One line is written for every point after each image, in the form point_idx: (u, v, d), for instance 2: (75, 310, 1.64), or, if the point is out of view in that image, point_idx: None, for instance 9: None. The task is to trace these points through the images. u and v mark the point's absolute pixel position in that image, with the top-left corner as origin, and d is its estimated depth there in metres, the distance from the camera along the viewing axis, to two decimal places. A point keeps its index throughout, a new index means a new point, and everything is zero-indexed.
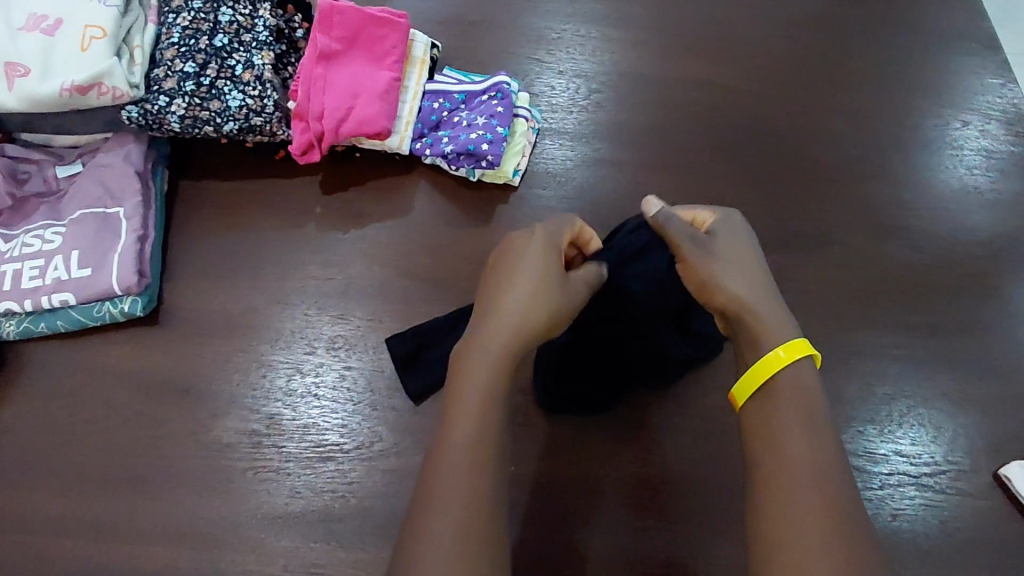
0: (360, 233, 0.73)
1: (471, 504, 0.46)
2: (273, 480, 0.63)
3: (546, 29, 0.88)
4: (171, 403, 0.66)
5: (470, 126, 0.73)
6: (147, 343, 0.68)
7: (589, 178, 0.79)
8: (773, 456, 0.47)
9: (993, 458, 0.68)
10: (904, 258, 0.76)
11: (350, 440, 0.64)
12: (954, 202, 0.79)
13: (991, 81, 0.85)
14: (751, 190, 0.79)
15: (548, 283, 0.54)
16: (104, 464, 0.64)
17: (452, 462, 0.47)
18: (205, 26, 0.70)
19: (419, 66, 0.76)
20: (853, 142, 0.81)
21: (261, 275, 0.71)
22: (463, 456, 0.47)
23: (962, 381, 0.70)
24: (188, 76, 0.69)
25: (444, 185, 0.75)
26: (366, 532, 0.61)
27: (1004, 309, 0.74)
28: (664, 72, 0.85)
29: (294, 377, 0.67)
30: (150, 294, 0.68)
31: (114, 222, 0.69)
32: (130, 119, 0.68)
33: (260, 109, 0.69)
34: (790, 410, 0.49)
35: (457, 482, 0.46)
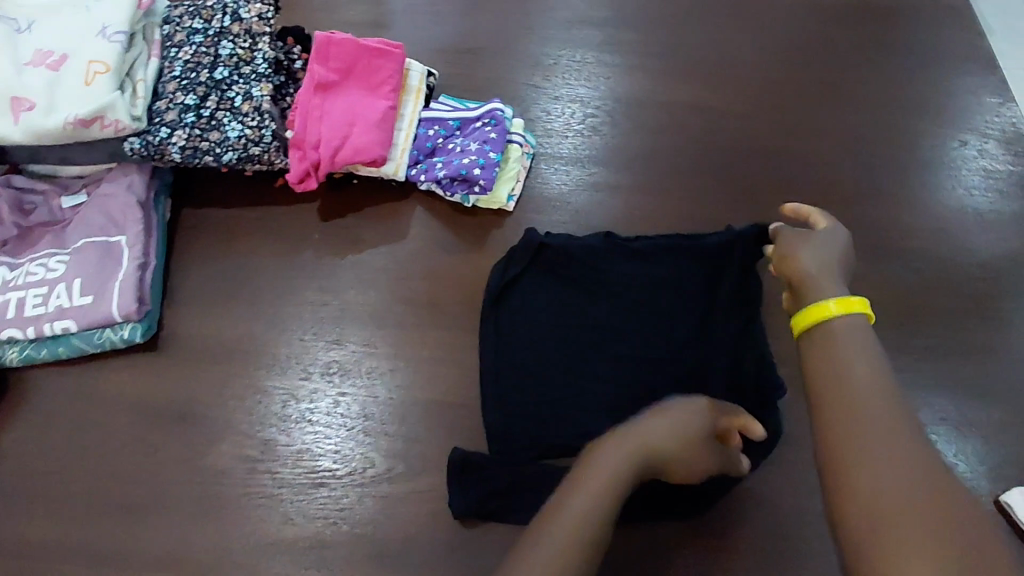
0: (357, 260, 0.75)
1: (575, 542, 0.48)
2: (267, 506, 0.63)
3: (542, 56, 0.89)
4: (169, 430, 0.66)
5: (463, 151, 0.75)
6: (146, 370, 0.69)
7: (585, 204, 0.80)
8: (838, 455, 0.42)
9: (994, 482, 0.66)
10: (902, 279, 0.75)
11: (346, 465, 0.65)
12: (953, 221, 0.79)
13: (988, 102, 0.86)
14: (746, 212, 0.80)
15: (689, 443, 0.56)
16: (100, 488, 0.64)
17: (581, 510, 0.49)
18: (206, 60, 0.72)
19: (414, 95, 0.77)
20: (850, 164, 0.82)
21: (260, 301, 0.72)
22: (579, 520, 0.49)
23: (961, 403, 0.69)
24: (189, 108, 0.70)
25: (439, 211, 0.78)
26: (357, 559, 0.61)
27: (1006, 329, 0.73)
28: (660, 98, 0.87)
29: (290, 403, 0.67)
30: (150, 321, 0.69)
31: (116, 250, 0.70)
32: (132, 150, 0.70)
33: (259, 138, 0.70)
34: (836, 366, 0.46)
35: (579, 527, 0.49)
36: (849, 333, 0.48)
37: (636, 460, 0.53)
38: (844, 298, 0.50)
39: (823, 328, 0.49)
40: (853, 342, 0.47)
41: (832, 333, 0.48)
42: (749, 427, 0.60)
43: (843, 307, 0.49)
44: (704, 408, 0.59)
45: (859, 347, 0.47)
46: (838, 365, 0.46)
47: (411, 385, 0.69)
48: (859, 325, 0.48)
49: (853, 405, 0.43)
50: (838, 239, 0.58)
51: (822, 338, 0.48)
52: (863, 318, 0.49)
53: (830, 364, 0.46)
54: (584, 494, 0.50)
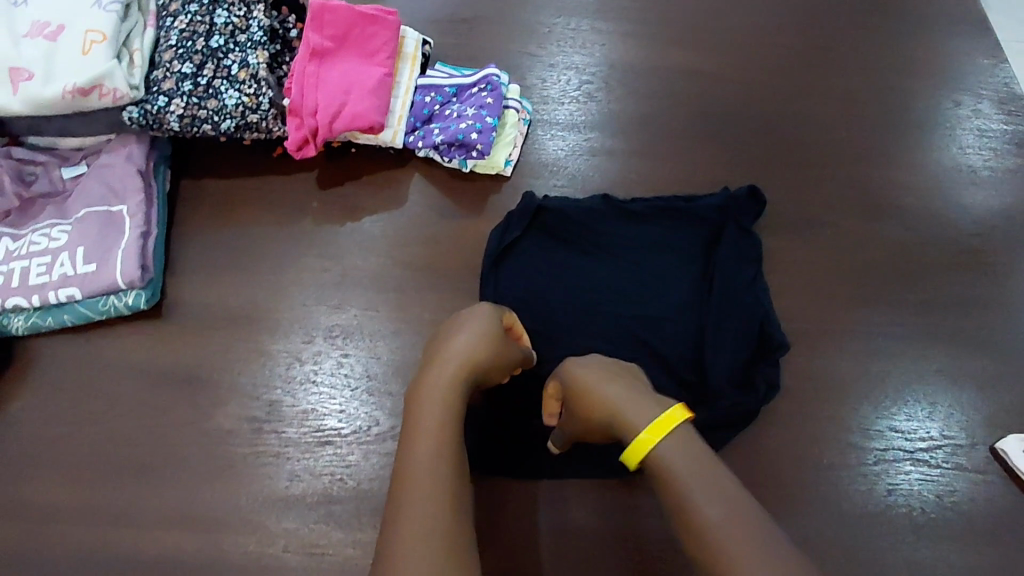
0: (357, 227, 0.76)
1: (438, 499, 0.46)
2: (273, 465, 0.64)
3: (537, 25, 0.89)
4: (174, 394, 0.67)
5: (460, 117, 0.76)
6: (151, 336, 0.70)
7: (582, 169, 0.81)
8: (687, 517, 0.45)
9: (990, 430, 0.67)
10: (897, 236, 0.76)
11: (351, 425, 0.65)
12: (947, 179, 0.79)
13: (981, 63, 0.86)
14: (742, 174, 0.80)
15: (487, 341, 0.58)
16: (108, 452, 0.65)
17: (429, 462, 0.48)
18: (201, 29, 0.72)
19: (410, 62, 0.78)
20: (844, 125, 0.83)
21: (261, 268, 0.73)
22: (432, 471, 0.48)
23: (957, 356, 0.70)
24: (186, 76, 0.70)
25: (438, 178, 0.78)
26: (363, 514, 0.62)
27: (999, 283, 0.74)
28: (655, 64, 0.87)
29: (294, 365, 0.68)
30: (154, 288, 0.70)
31: (118, 219, 0.71)
32: (131, 120, 0.70)
33: (256, 106, 0.71)
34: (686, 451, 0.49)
35: (435, 477, 0.48)
36: (672, 451, 0.49)
37: (431, 397, 0.53)
38: (655, 420, 0.51)
39: (648, 458, 0.51)
40: (681, 455, 0.49)
41: (658, 458, 0.50)
42: (517, 325, 0.64)
43: (660, 431, 0.51)
44: (493, 330, 0.60)
45: (688, 461, 0.48)
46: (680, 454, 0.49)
47: (413, 346, 0.69)
48: (677, 437, 0.50)
49: (707, 523, 0.44)
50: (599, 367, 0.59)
51: (654, 464, 0.50)
52: (676, 431, 0.51)
53: (672, 487, 0.47)
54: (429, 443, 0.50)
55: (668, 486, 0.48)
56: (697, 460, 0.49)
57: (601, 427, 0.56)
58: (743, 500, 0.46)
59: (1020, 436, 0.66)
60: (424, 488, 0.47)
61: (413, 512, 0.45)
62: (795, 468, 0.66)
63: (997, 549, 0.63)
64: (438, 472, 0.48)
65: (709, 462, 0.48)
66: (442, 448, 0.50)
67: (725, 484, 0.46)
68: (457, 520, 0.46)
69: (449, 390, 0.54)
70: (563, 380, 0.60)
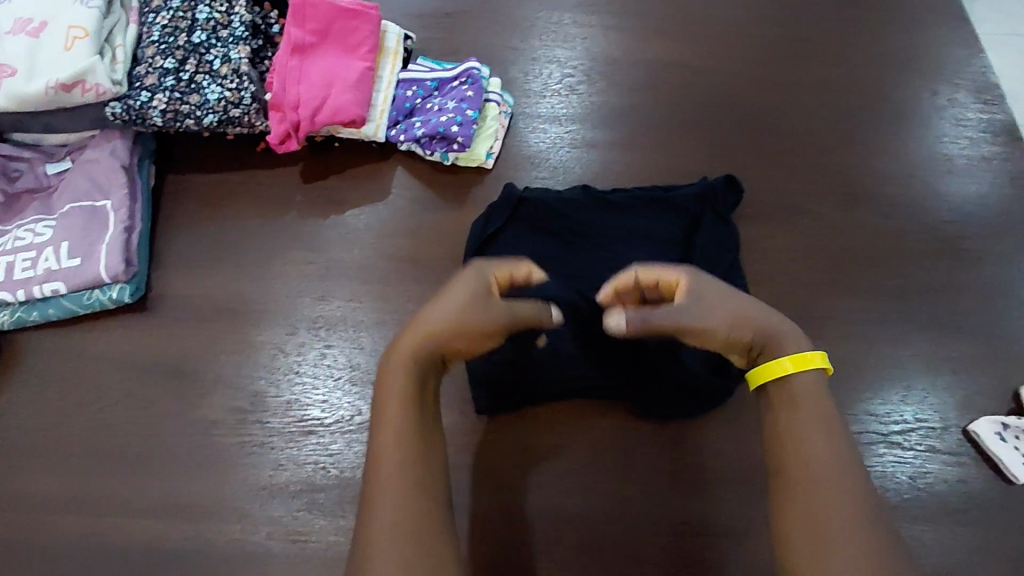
0: (340, 220, 0.76)
1: (410, 495, 0.45)
2: (257, 454, 0.65)
3: (519, 19, 0.90)
4: (159, 385, 0.68)
5: (441, 110, 0.76)
6: (136, 329, 0.70)
7: (563, 160, 0.81)
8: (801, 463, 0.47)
9: (963, 413, 0.68)
10: (874, 224, 0.77)
11: (334, 414, 0.66)
12: (923, 168, 0.80)
13: (958, 53, 0.87)
14: (721, 164, 0.81)
15: (468, 310, 0.52)
16: (94, 443, 0.66)
17: (394, 454, 0.46)
18: (183, 24, 0.73)
19: (391, 56, 0.79)
20: (823, 116, 0.83)
21: (245, 262, 0.74)
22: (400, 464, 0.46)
23: (931, 341, 0.71)
24: (168, 71, 0.71)
25: (420, 171, 0.79)
26: (346, 501, 0.63)
27: (974, 270, 0.75)
28: (636, 56, 0.88)
29: (278, 356, 0.69)
30: (138, 282, 0.71)
31: (102, 213, 0.71)
32: (114, 115, 0.71)
33: (238, 101, 0.72)
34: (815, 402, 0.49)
35: (402, 473, 0.46)
36: (806, 390, 0.50)
37: (397, 384, 0.49)
38: (798, 353, 0.51)
39: (776, 391, 0.51)
40: (813, 397, 0.50)
41: (790, 390, 0.50)
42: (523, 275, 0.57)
43: (800, 364, 0.51)
44: (479, 293, 0.53)
45: (821, 407, 0.49)
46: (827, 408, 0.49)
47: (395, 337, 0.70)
48: (813, 378, 0.50)
49: (809, 469, 0.47)
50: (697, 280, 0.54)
51: (784, 398, 0.50)
52: (817, 370, 0.51)
53: (786, 428, 0.49)
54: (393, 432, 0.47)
55: (795, 419, 0.49)
56: (829, 409, 0.50)
57: (743, 337, 0.52)
58: (850, 456, 0.47)
59: (991, 417, 0.67)
60: (396, 486, 0.45)
61: (383, 511, 0.44)
62: None
63: (972, 530, 0.63)
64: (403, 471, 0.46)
65: (833, 413, 0.49)
66: (408, 435, 0.47)
67: (843, 439, 0.48)
68: (430, 518, 0.44)
69: (416, 368, 0.50)
70: (693, 282, 0.54)
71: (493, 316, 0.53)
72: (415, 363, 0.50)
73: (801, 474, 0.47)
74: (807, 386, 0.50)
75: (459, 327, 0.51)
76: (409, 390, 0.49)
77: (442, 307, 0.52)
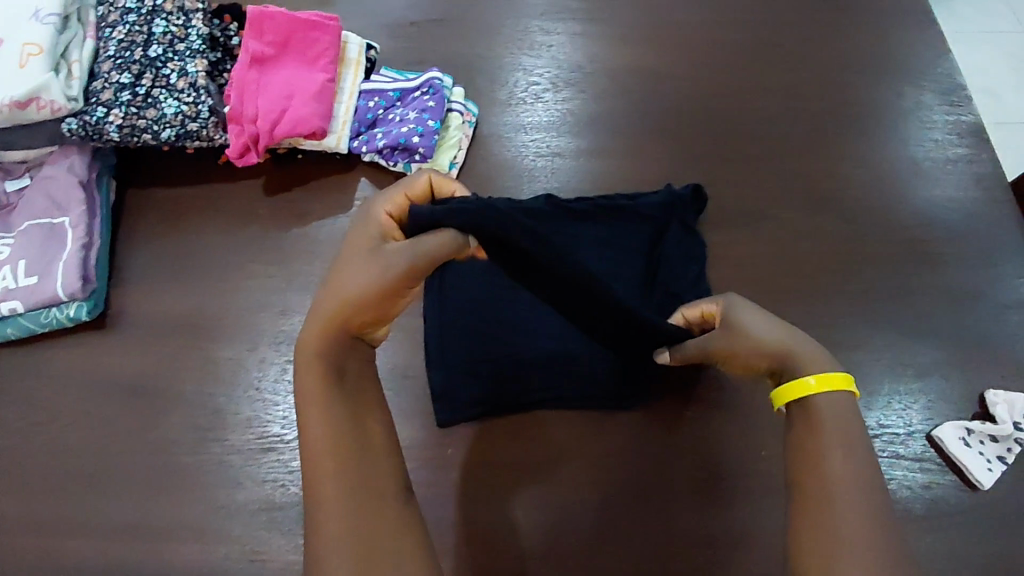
0: (303, 233, 0.76)
1: (350, 485, 0.49)
2: (217, 472, 0.64)
3: (485, 27, 0.90)
4: (118, 404, 0.67)
5: (402, 121, 0.76)
6: (95, 347, 0.70)
7: (529, 168, 0.81)
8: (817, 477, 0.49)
9: (928, 419, 0.68)
10: (839, 228, 0.77)
11: (295, 430, 0.66)
12: (889, 171, 0.80)
13: (924, 54, 0.87)
14: (687, 170, 0.81)
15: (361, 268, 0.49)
16: (52, 463, 0.65)
17: (323, 449, 0.50)
18: (139, 38, 0.72)
19: (353, 67, 0.78)
20: (790, 120, 0.83)
21: (207, 277, 0.73)
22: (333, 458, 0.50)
23: (897, 346, 0.71)
24: (124, 86, 0.70)
25: (384, 181, 0.78)
26: (306, 519, 0.62)
27: (940, 273, 0.75)
28: (602, 63, 0.87)
29: (239, 372, 0.68)
30: (96, 299, 0.70)
31: (60, 231, 0.71)
32: (70, 131, 0.70)
33: (195, 114, 0.71)
34: (841, 422, 0.51)
35: (335, 468, 0.50)
36: (829, 411, 0.51)
37: (318, 378, 0.51)
38: (827, 374, 0.52)
39: (803, 406, 0.52)
40: (834, 418, 0.51)
41: (814, 409, 0.52)
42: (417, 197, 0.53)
43: (827, 386, 0.52)
44: (370, 247, 0.51)
45: (844, 429, 0.51)
46: (848, 428, 0.51)
47: None
48: (838, 401, 0.52)
49: (831, 484, 0.48)
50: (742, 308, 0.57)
51: (806, 416, 0.52)
52: (844, 393, 0.52)
53: (810, 443, 0.51)
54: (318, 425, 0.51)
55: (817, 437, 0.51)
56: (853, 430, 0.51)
57: (762, 362, 0.55)
58: (869, 473, 0.49)
59: (955, 423, 0.66)
60: (334, 486, 0.49)
61: (326, 507, 0.49)
62: (737, 460, 0.66)
63: (937, 537, 0.63)
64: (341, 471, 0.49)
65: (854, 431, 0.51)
66: (336, 427, 0.51)
67: (862, 457, 0.50)
68: (368, 506, 0.49)
69: (327, 349, 0.51)
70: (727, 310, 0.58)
71: (384, 263, 0.49)
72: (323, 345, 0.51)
73: (823, 487, 0.48)
74: (833, 407, 0.51)
75: (350, 292, 0.49)
76: (323, 378, 0.51)
77: (337, 277, 0.51)
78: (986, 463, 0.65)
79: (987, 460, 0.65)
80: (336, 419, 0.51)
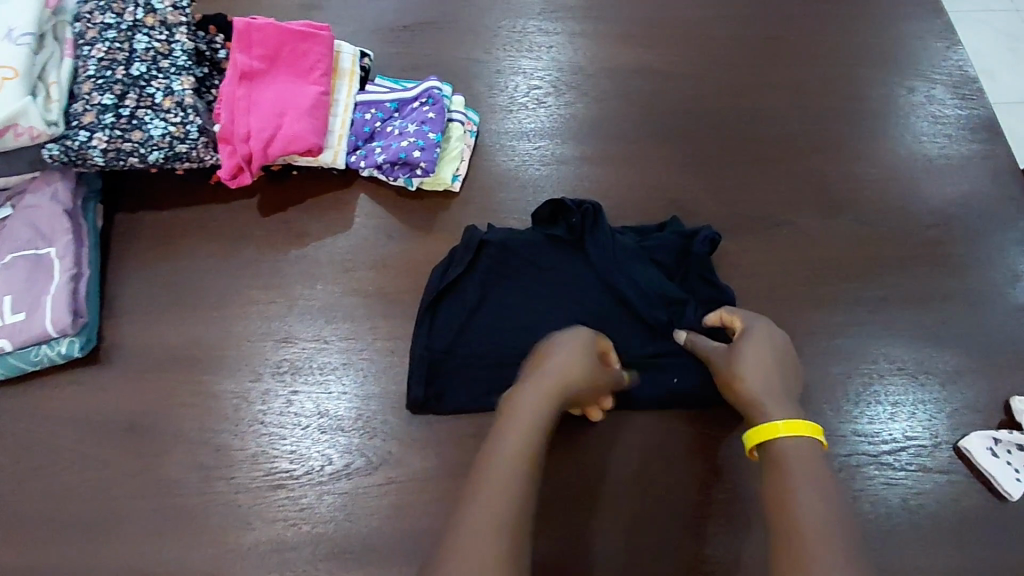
0: (301, 255, 0.73)
1: (507, 515, 0.47)
2: (225, 513, 0.62)
3: (482, 29, 0.86)
4: (116, 444, 0.64)
5: (402, 134, 0.73)
6: (89, 385, 0.67)
7: (535, 178, 0.78)
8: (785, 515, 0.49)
9: (953, 429, 0.66)
10: (853, 232, 0.75)
11: (303, 465, 0.63)
12: (904, 170, 0.78)
13: (935, 46, 0.85)
14: (698, 175, 0.78)
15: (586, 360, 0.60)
16: (52, 509, 0.62)
17: (495, 467, 0.50)
18: (120, 56, 0.68)
19: (348, 77, 0.75)
20: (800, 118, 0.81)
21: (203, 304, 0.70)
22: (506, 467, 0.50)
23: (917, 353, 0.69)
24: (107, 108, 0.67)
25: (383, 197, 0.75)
26: (319, 558, 0.60)
27: (959, 276, 0.73)
28: (605, 63, 0.84)
29: (243, 406, 0.66)
30: (87, 334, 0.67)
31: (46, 262, 0.67)
32: (52, 157, 0.66)
33: (184, 135, 0.67)
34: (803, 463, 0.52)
35: (499, 475, 0.49)
36: (790, 450, 0.53)
37: (522, 426, 0.53)
38: (792, 420, 0.55)
39: (770, 443, 0.55)
40: (797, 459, 0.53)
41: (775, 452, 0.54)
42: (611, 354, 0.64)
43: (792, 430, 0.54)
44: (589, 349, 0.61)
45: (805, 466, 0.52)
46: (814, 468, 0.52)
47: (365, 377, 0.67)
48: (800, 443, 0.54)
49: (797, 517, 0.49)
50: (774, 341, 0.62)
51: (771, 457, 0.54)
52: (807, 438, 0.54)
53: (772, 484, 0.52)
54: (507, 444, 0.52)
55: (779, 476, 0.52)
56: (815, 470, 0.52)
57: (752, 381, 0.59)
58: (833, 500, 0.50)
59: (983, 432, 0.65)
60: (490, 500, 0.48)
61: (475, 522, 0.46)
62: (760, 479, 0.64)
63: (968, 552, 0.62)
64: (510, 512, 0.47)
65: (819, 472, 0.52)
66: (522, 446, 0.52)
67: (826, 492, 0.50)
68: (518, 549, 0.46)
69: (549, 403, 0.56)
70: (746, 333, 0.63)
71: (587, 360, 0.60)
72: (546, 390, 0.57)
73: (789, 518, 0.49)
74: (792, 446, 0.54)
75: (555, 383, 0.57)
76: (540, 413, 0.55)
77: (557, 356, 0.60)
78: (1015, 473, 0.64)
79: (1014, 470, 0.64)
80: (516, 486, 0.49)
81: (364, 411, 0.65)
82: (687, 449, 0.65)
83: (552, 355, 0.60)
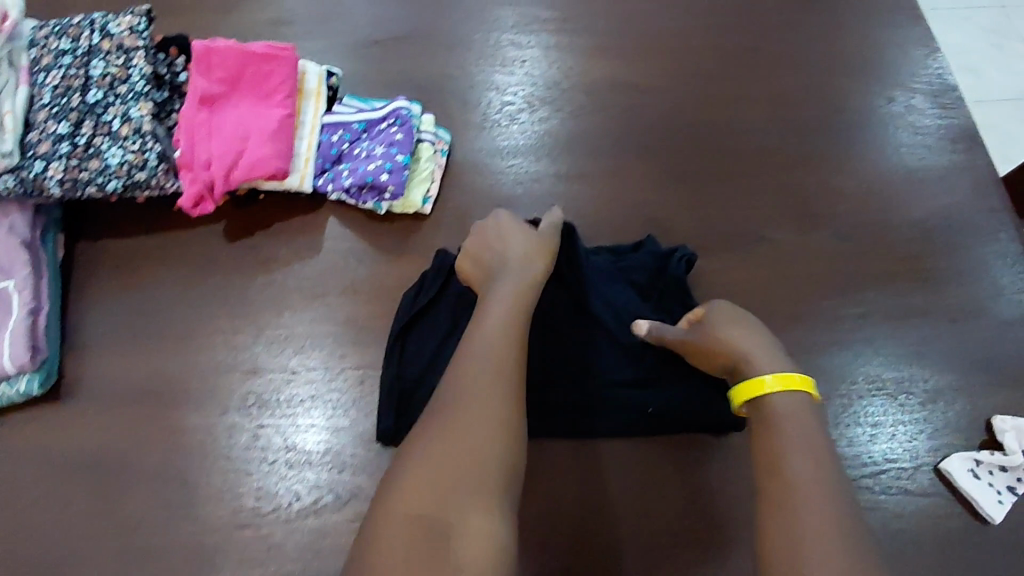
0: (269, 282, 0.71)
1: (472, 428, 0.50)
2: (191, 553, 0.60)
3: (454, 43, 0.84)
4: (79, 483, 0.63)
5: (369, 157, 0.71)
6: (50, 422, 0.65)
7: (509, 198, 0.76)
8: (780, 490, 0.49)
9: (934, 451, 0.65)
10: (833, 248, 0.74)
11: (271, 502, 0.62)
12: (885, 183, 0.77)
13: (915, 54, 0.83)
14: (675, 191, 0.77)
15: (528, 247, 0.64)
16: (12, 552, 0.61)
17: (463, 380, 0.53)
18: (76, 83, 0.67)
19: (314, 98, 0.73)
20: (779, 130, 0.79)
21: (169, 335, 0.68)
22: (473, 378, 0.53)
23: (899, 373, 0.68)
24: (62, 137, 0.65)
25: (353, 220, 0.74)
26: None
27: (940, 292, 0.72)
28: (580, 77, 0.83)
29: (209, 441, 0.64)
30: (48, 369, 0.65)
31: (3, 296, 0.65)
32: (6, 189, 0.64)
33: (143, 163, 0.65)
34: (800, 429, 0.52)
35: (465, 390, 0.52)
36: (784, 407, 0.55)
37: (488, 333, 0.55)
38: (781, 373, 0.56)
39: (761, 399, 0.56)
40: (793, 423, 0.53)
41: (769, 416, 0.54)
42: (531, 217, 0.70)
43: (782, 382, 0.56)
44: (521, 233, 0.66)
45: (799, 430, 0.52)
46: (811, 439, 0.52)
47: (335, 409, 0.65)
48: (792, 401, 0.55)
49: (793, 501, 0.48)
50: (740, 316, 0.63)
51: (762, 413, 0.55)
52: (800, 392, 0.55)
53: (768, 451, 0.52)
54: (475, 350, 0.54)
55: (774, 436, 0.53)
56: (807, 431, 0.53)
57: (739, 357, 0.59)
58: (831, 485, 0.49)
59: (964, 454, 0.64)
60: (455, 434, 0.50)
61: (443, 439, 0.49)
62: (738, 507, 0.63)
63: None
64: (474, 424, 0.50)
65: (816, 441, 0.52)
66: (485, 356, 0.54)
67: (823, 470, 0.50)
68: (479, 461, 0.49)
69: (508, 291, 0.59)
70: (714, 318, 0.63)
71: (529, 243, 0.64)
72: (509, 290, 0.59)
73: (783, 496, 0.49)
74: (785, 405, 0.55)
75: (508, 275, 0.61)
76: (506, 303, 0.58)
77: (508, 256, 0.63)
78: (997, 496, 0.63)
79: (996, 492, 0.63)
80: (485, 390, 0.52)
81: (333, 444, 0.64)
82: (665, 477, 0.64)
83: (505, 255, 0.63)
